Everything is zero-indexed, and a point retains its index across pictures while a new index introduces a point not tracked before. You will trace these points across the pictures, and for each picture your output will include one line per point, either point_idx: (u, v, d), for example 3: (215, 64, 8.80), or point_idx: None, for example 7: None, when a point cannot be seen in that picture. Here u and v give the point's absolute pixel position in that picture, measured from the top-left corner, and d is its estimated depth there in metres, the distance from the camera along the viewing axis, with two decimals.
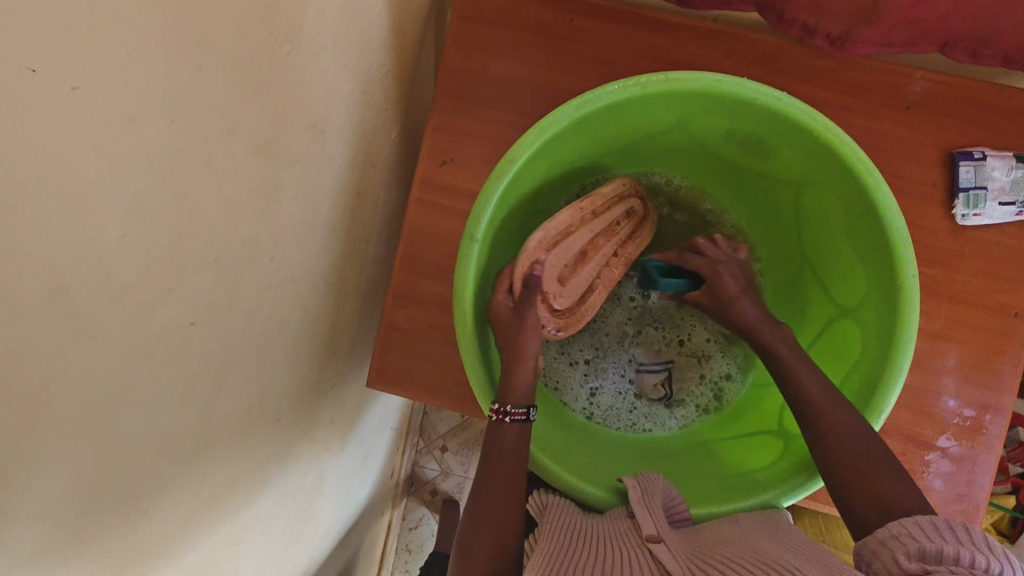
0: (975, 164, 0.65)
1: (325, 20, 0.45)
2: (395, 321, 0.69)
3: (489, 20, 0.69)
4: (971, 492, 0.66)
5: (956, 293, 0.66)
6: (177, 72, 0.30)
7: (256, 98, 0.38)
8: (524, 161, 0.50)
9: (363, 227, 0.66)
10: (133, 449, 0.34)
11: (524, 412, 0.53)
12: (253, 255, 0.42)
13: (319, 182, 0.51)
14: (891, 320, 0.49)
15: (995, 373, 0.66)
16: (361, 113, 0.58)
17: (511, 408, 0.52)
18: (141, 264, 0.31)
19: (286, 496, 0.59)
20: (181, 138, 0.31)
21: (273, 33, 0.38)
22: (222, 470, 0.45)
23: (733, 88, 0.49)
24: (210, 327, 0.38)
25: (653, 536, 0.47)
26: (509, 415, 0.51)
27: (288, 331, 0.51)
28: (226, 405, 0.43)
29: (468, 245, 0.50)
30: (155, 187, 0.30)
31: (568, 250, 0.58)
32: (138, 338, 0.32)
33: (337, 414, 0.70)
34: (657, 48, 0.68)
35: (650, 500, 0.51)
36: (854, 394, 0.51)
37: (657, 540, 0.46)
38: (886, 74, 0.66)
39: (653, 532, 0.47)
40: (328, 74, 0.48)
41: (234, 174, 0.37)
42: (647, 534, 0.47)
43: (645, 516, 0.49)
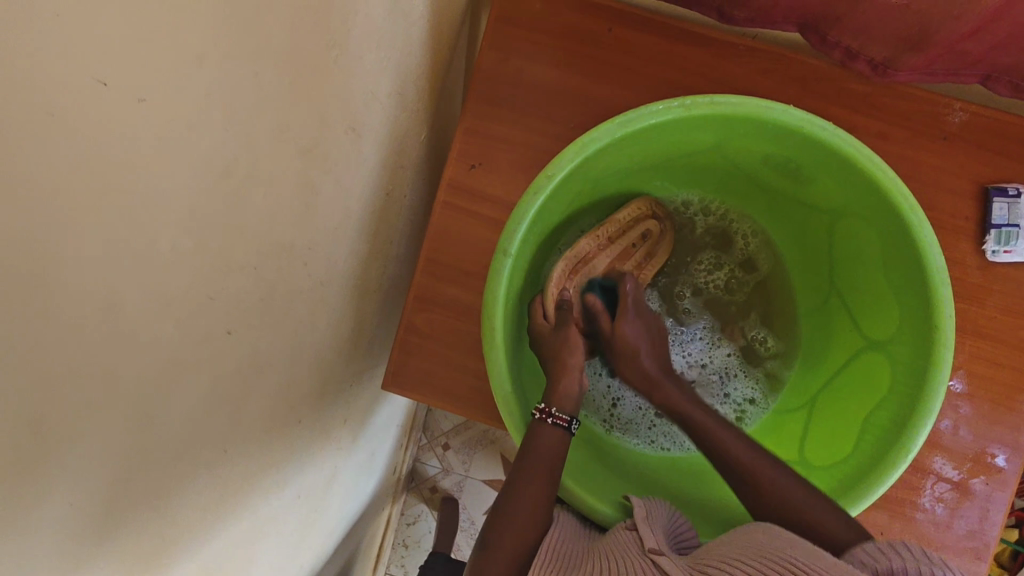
0: (1009, 201, 0.64)
1: (371, 22, 0.44)
2: (415, 325, 0.69)
3: (526, 24, 0.68)
4: (983, 529, 0.65)
5: (981, 329, 0.66)
6: (235, 79, 0.30)
7: (304, 102, 0.37)
8: (562, 177, 0.50)
9: (389, 228, 0.65)
10: (164, 456, 0.33)
11: (565, 422, 0.54)
12: (289, 259, 0.41)
13: (353, 184, 0.50)
14: (923, 359, 0.49)
15: (1015, 411, 0.65)
16: (396, 115, 0.57)
17: (554, 411, 0.53)
18: (188, 273, 0.30)
19: (300, 496, 0.59)
20: (233, 146, 0.31)
21: (324, 36, 0.37)
22: (245, 472, 0.45)
23: (778, 115, 0.48)
24: (245, 333, 0.38)
25: (655, 548, 0.46)
26: (552, 417, 0.53)
27: (315, 334, 0.50)
28: (253, 409, 0.43)
29: (501, 258, 0.49)
30: (207, 196, 0.30)
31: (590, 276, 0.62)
32: (181, 345, 0.31)
33: (351, 413, 0.70)
34: (695, 63, 0.67)
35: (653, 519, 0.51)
36: (881, 431, 0.51)
37: (659, 552, 0.46)
38: (924, 103, 0.66)
39: (656, 544, 0.47)
40: (370, 77, 0.47)
41: (278, 179, 0.37)
42: (649, 546, 0.47)
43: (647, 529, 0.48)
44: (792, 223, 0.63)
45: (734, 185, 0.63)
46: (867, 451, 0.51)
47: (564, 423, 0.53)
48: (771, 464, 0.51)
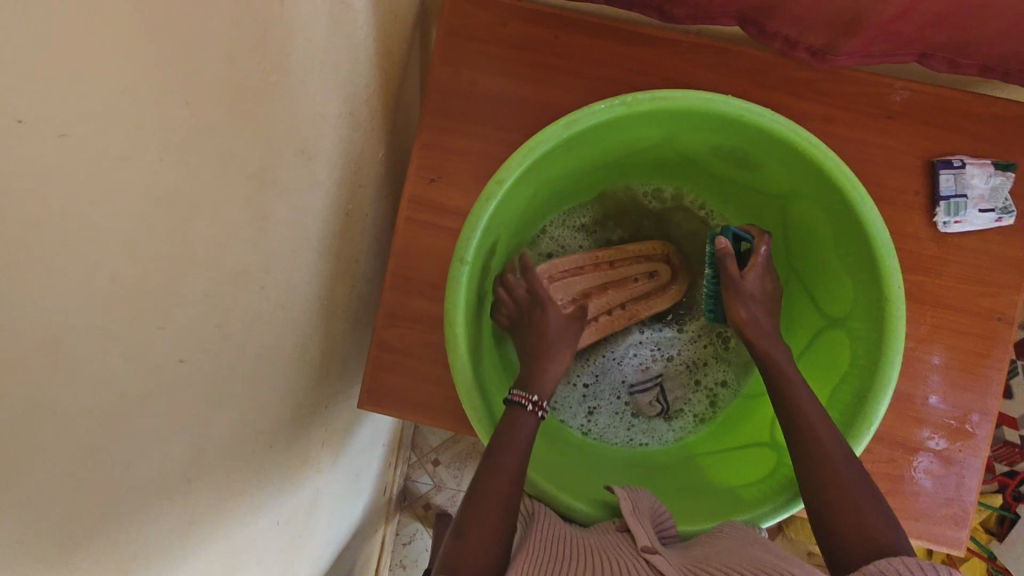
0: (955, 172, 0.66)
1: (312, 44, 0.45)
2: (387, 341, 0.69)
3: (474, 36, 0.69)
4: (960, 495, 0.67)
5: (940, 299, 0.67)
6: (167, 108, 0.30)
7: (245, 128, 0.38)
8: (512, 182, 0.51)
9: (352, 247, 0.65)
10: (122, 489, 0.33)
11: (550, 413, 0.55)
12: (244, 285, 0.41)
13: (308, 205, 0.50)
14: (876, 333, 0.50)
15: (981, 378, 0.67)
16: (349, 135, 0.58)
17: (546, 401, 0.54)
18: (131, 304, 0.30)
19: (280, 521, 0.58)
20: (172, 175, 0.31)
21: (261, 62, 0.38)
22: (215, 501, 0.44)
23: (717, 106, 0.49)
24: (201, 361, 0.38)
25: (648, 546, 0.47)
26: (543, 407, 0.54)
27: (280, 357, 0.50)
28: (218, 438, 0.43)
29: (459, 266, 0.50)
30: (146, 226, 0.30)
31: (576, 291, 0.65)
32: (131, 377, 0.31)
33: (330, 434, 0.70)
34: (643, 62, 0.69)
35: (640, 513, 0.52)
36: (844, 407, 0.52)
37: (653, 550, 0.47)
38: (867, 85, 0.67)
39: (648, 542, 0.48)
40: (317, 98, 0.48)
41: (224, 206, 0.37)
42: (643, 544, 0.48)
43: (640, 528, 0.49)
44: (745, 210, 0.64)
45: (689, 176, 0.64)
46: (833, 426, 0.52)
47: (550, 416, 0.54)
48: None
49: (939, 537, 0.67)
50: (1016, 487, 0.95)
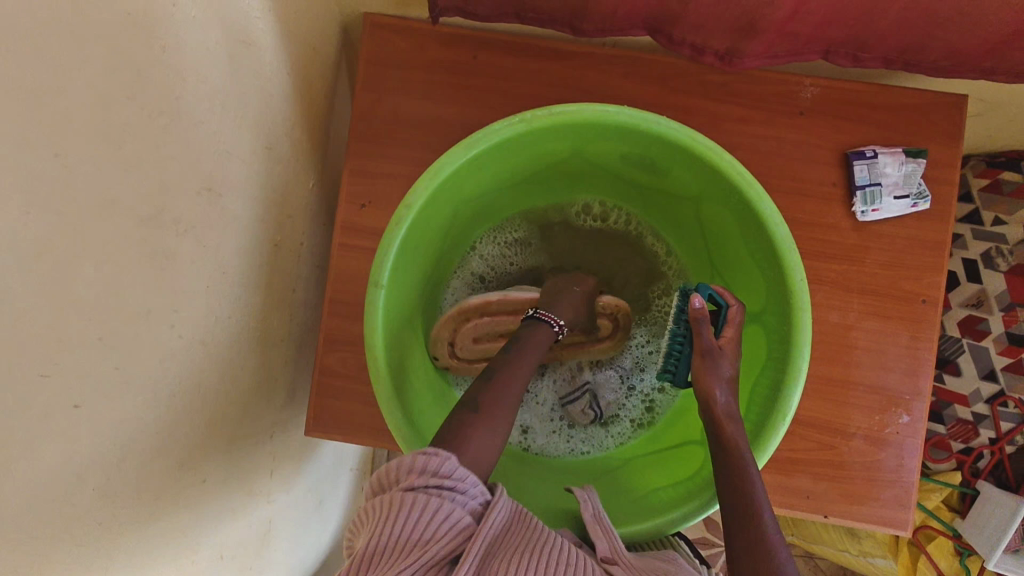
0: (868, 163, 0.68)
1: (207, 84, 0.46)
2: (329, 366, 0.69)
3: (395, 62, 0.70)
4: (902, 476, 0.68)
5: (865, 286, 0.69)
6: (31, 163, 0.31)
7: (132, 172, 0.38)
8: (421, 205, 0.52)
9: (286, 276, 0.66)
10: (24, 539, 0.34)
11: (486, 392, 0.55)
12: (150, 324, 0.42)
13: (223, 240, 0.51)
14: (787, 325, 0.52)
15: (913, 359, 0.69)
16: (268, 168, 0.59)
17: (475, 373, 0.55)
18: (9, 355, 0.31)
19: (225, 555, 0.58)
20: (44, 226, 0.32)
21: (144, 108, 0.39)
22: (140, 541, 0.45)
23: (614, 117, 0.51)
24: (103, 405, 0.38)
25: (608, 557, 0.49)
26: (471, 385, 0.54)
27: (205, 391, 0.51)
28: (137, 479, 0.43)
29: (374, 291, 0.51)
30: (18, 278, 0.31)
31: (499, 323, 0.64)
32: (18, 427, 0.32)
33: (280, 464, 0.70)
34: (561, 76, 0.70)
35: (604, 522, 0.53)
36: (763, 399, 0.53)
37: (612, 561, 0.49)
38: (777, 84, 0.69)
39: (609, 553, 0.49)
40: (220, 136, 0.49)
41: (114, 249, 0.37)
42: (603, 555, 0.49)
43: (603, 540, 0.51)
44: (665, 213, 0.66)
45: (608, 184, 0.65)
46: (755, 420, 0.53)
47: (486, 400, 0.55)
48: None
49: (886, 518, 0.68)
50: (974, 463, 0.97)
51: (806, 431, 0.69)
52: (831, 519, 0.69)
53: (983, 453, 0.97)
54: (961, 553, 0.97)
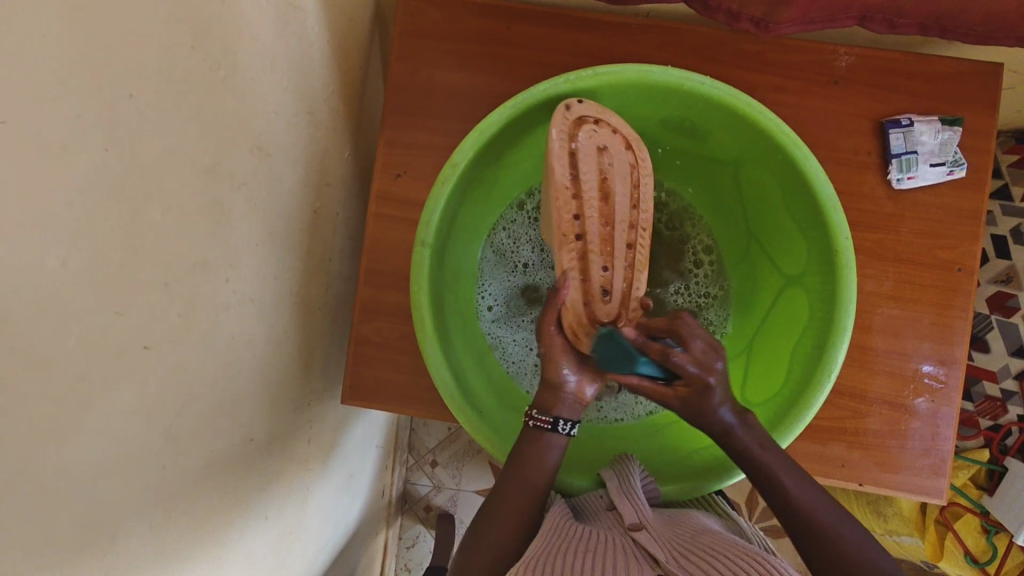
0: (904, 131, 0.68)
1: (259, 41, 0.46)
2: (365, 336, 0.70)
3: (429, 33, 0.71)
4: (936, 444, 0.68)
5: (901, 255, 0.69)
6: (108, 101, 0.32)
7: (193, 122, 0.39)
8: (466, 165, 0.53)
9: (323, 245, 0.67)
10: (97, 474, 0.34)
11: (550, 423, 0.54)
12: (208, 276, 0.43)
13: (271, 201, 0.52)
14: (831, 282, 0.52)
15: (948, 328, 0.68)
16: (309, 134, 0.59)
17: (536, 414, 0.54)
18: (86, 289, 0.31)
19: (269, 517, 0.59)
20: (118, 164, 0.33)
21: (206, 60, 0.40)
22: (197, 491, 0.45)
23: (658, 77, 0.52)
24: (166, 349, 0.39)
25: (635, 524, 0.51)
26: (535, 421, 0.54)
27: (253, 350, 0.52)
28: (194, 428, 0.44)
29: (421, 250, 0.52)
30: (94, 212, 0.31)
31: (581, 239, 0.55)
32: (92, 362, 0.33)
33: (317, 433, 0.71)
34: (594, 46, 0.70)
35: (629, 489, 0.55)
36: (804, 358, 0.54)
37: (638, 528, 0.50)
38: (812, 53, 0.69)
39: (635, 520, 0.51)
40: (269, 95, 0.49)
41: (176, 197, 0.38)
42: (629, 522, 0.51)
43: (626, 504, 0.53)
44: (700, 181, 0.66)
45: None
46: (797, 379, 0.54)
47: (548, 424, 0.54)
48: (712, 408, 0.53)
49: (920, 487, 0.68)
50: (1002, 440, 0.96)
51: (842, 400, 0.69)
52: (866, 488, 0.69)
53: (1012, 431, 0.95)
54: (989, 531, 0.95)
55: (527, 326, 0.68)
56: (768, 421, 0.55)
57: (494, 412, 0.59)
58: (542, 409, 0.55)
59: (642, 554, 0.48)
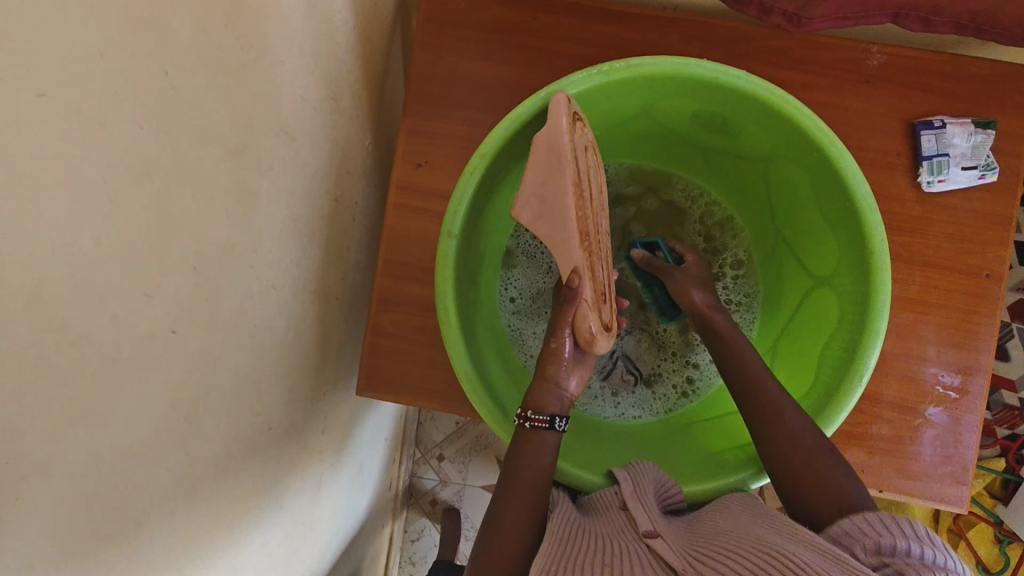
0: (936, 133, 0.67)
1: (290, 23, 0.45)
2: (382, 327, 0.69)
3: (454, 22, 0.70)
4: (958, 452, 0.67)
5: (928, 259, 0.68)
6: (145, 78, 0.31)
7: (224, 102, 0.38)
8: (495, 155, 0.52)
9: (343, 234, 0.66)
10: (122, 460, 0.34)
11: (544, 421, 0.54)
12: (233, 260, 0.42)
13: (295, 186, 0.51)
14: (864, 285, 0.51)
15: (974, 334, 0.67)
16: (333, 121, 0.58)
17: (531, 414, 0.53)
18: (118, 269, 0.31)
19: (283, 507, 0.58)
20: (152, 142, 0.32)
21: (238, 39, 0.39)
22: (216, 478, 0.45)
23: (694, 69, 0.51)
24: (193, 334, 0.38)
25: (650, 531, 0.46)
26: (530, 421, 0.53)
27: (274, 338, 0.51)
28: (215, 415, 0.43)
29: (446, 240, 0.52)
30: (127, 190, 0.30)
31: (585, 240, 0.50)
32: (121, 344, 0.32)
33: (331, 424, 0.70)
34: (622, 39, 0.69)
35: (642, 491, 0.52)
36: (835, 361, 0.53)
37: (653, 534, 0.46)
38: (843, 51, 0.68)
39: (649, 527, 0.47)
40: (297, 78, 0.48)
41: (207, 179, 0.37)
42: (643, 529, 0.46)
43: (637, 508, 0.48)
44: (729, 178, 0.65)
45: (669, 146, 0.65)
46: (826, 382, 0.53)
47: (544, 424, 0.53)
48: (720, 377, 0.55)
49: (941, 494, 0.67)
50: (1018, 449, 0.95)
51: (865, 405, 0.68)
52: (885, 494, 0.68)
53: None
54: (1002, 541, 0.95)
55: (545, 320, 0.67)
56: None
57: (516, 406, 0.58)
58: (537, 410, 0.54)
59: (657, 561, 0.43)
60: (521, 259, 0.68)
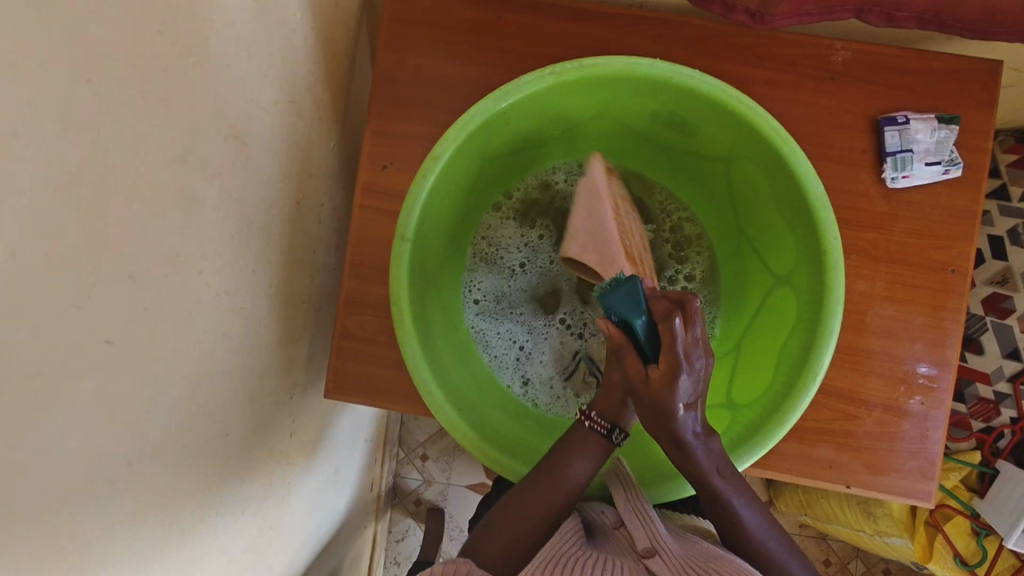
0: (900, 128, 0.67)
1: (235, 26, 0.45)
2: (349, 329, 0.69)
3: (418, 22, 0.69)
4: (926, 447, 0.67)
5: (893, 254, 0.68)
6: (66, 87, 0.30)
7: (161, 109, 0.38)
8: (449, 157, 0.52)
9: (307, 236, 0.66)
10: (57, 470, 0.34)
11: (604, 429, 0.57)
12: (177, 267, 0.42)
13: (248, 191, 0.51)
14: (819, 284, 0.51)
15: (942, 329, 0.67)
16: (291, 124, 0.58)
17: (593, 417, 0.57)
18: (41, 280, 0.30)
19: (246, 511, 0.58)
20: (76, 153, 0.32)
21: (175, 45, 0.38)
22: (166, 486, 0.45)
23: (646, 69, 0.50)
24: (132, 344, 0.38)
25: (647, 551, 0.53)
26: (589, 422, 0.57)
27: (229, 343, 0.51)
28: (163, 423, 0.43)
29: (401, 244, 0.51)
30: (48, 201, 0.30)
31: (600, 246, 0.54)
32: (48, 357, 0.32)
33: (299, 427, 0.70)
34: (587, 37, 0.69)
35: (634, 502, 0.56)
36: (792, 358, 0.53)
37: (651, 554, 0.52)
38: (808, 47, 0.68)
39: (647, 545, 0.53)
40: (246, 82, 0.48)
41: (143, 187, 0.37)
42: (642, 548, 0.53)
43: (637, 524, 0.54)
44: (691, 177, 0.65)
45: (631, 146, 0.65)
46: (782, 381, 0.53)
47: (602, 430, 0.57)
48: (663, 426, 0.51)
49: (908, 490, 0.68)
50: (993, 442, 0.95)
51: (832, 401, 0.68)
52: (854, 490, 0.68)
53: (1004, 433, 0.94)
54: (978, 533, 0.94)
55: (510, 320, 0.67)
56: (751, 422, 0.54)
57: (478, 409, 0.58)
58: (600, 413, 0.57)
59: None
60: (484, 260, 0.68)
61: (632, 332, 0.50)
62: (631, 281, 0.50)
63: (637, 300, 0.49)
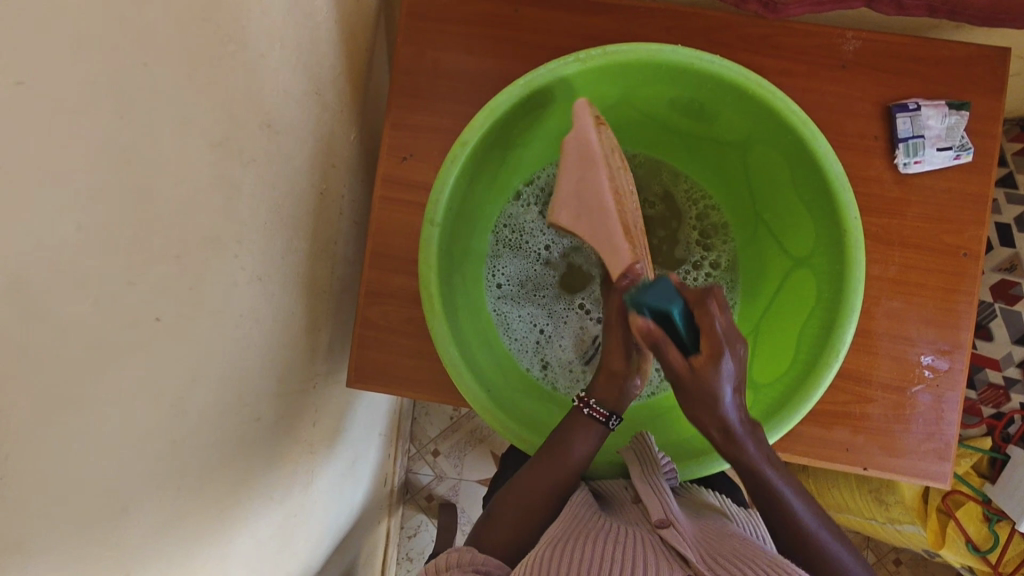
0: (911, 115, 0.68)
1: (270, 16, 0.46)
2: (372, 319, 0.70)
3: (436, 16, 0.70)
4: (941, 429, 0.68)
5: (905, 239, 0.69)
6: (122, 67, 0.31)
7: (205, 93, 0.39)
8: (475, 144, 0.53)
9: (330, 227, 0.67)
10: (110, 443, 0.35)
11: (603, 417, 0.58)
12: (217, 249, 0.43)
13: (279, 178, 0.52)
14: (840, 263, 0.52)
15: (956, 313, 0.69)
16: (317, 115, 0.59)
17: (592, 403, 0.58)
18: (99, 255, 0.31)
19: (273, 497, 0.59)
20: (130, 132, 0.33)
21: (218, 32, 0.39)
22: (204, 466, 0.45)
23: (668, 55, 0.52)
24: (178, 322, 0.39)
25: (662, 522, 0.52)
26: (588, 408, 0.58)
27: (262, 328, 0.52)
28: (203, 403, 0.44)
29: (429, 228, 0.53)
30: (106, 179, 0.31)
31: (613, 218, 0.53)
32: (104, 330, 0.33)
33: (321, 417, 0.71)
34: (603, 28, 0.70)
35: (651, 480, 0.56)
36: (813, 336, 0.54)
37: (665, 524, 0.52)
38: (820, 37, 0.69)
39: (662, 517, 0.53)
40: (279, 71, 0.49)
41: (188, 169, 0.38)
42: (656, 520, 0.53)
43: (653, 500, 0.55)
44: (708, 165, 0.66)
45: (650, 134, 0.66)
46: (804, 359, 0.54)
47: (602, 418, 0.58)
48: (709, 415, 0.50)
49: (924, 471, 0.69)
50: (1004, 428, 0.96)
51: (848, 384, 0.69)
52: (870, 472, 0.70)
53: (1013, 419, 0.95)
54: (990, 519, 0.95)
55: (531, 305, 0.69)
56: (773, 400, 0.55)
57: (503, 389, 0.59)
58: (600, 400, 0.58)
59: (669, 551, 0.50)
60: (506, 246, 0.69)
61: (669, 328, 0.50)
62: (663, 279, 0.51)
63: (669, 292, 0.50)
